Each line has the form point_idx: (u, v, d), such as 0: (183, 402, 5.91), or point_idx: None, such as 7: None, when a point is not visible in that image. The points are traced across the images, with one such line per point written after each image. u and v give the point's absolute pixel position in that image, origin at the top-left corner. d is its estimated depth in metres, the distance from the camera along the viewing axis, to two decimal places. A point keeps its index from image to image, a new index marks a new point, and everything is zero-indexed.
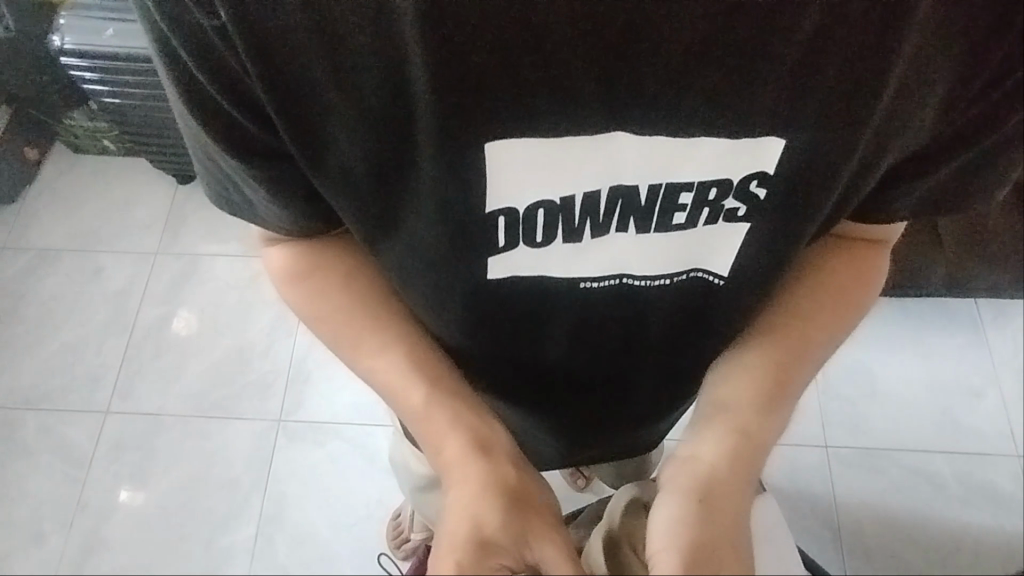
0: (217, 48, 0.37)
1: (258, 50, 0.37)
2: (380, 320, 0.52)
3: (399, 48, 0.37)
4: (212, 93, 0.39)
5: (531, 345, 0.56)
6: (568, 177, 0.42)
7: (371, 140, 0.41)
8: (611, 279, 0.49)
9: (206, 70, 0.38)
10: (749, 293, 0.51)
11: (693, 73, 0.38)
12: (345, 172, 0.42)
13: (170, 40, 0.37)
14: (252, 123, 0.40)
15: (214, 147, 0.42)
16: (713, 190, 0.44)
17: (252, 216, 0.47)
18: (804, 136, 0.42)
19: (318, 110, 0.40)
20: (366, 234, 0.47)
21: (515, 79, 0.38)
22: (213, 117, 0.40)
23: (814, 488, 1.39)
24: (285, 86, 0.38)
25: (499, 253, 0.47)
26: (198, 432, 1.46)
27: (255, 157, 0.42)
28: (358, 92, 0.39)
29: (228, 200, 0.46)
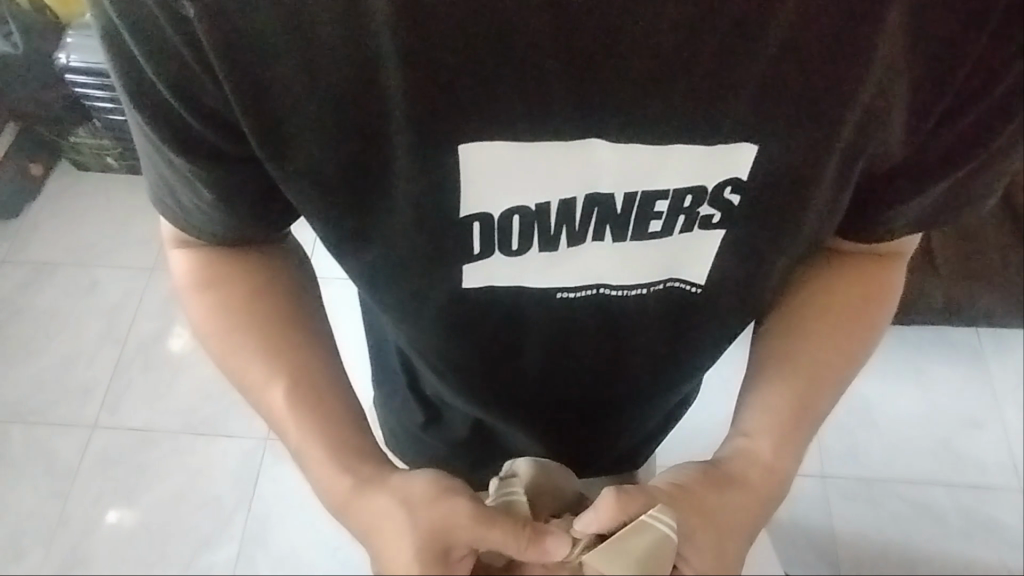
0: (177, 46, 0.36)
1: (224, 47, 0.36)
2: (274, 343, 0.50)
3: (372, 45, 0.37)
4: (163, 92, 0.38)
5: (509, 358, 0.55)
6: (541, 183, 0.42)
7: (343, 138, 0.40)
8: (588, 290, 0.49)
9: (159, 70, 0.37)
10: (729, 299, 0.50)
11: (668, 79, 0.38)
12: (311, 175, 0.41)
13: (123, 39, 0.37)
14: (208, 126, 0.39)
15: (163, 150, 0.41)
16: (688, 198, 0.43)
17: (201, 225, 0.46)
18: (779, 144, 0.41)
19: (288, 108, 0.39)
20: (338, 242, 0.45)
21: (490, 78, 0.38)
22: (168, 118, 0.39)
23: (811, 519, 1.36)
24: (248, 86, 0.38)
25: (472, 262, 0.46)
26: (184, 450, 1.44)
27: (211, 160, 0.41)
28: (325, 95, 0.38)
29: (175, 210, 0.45)
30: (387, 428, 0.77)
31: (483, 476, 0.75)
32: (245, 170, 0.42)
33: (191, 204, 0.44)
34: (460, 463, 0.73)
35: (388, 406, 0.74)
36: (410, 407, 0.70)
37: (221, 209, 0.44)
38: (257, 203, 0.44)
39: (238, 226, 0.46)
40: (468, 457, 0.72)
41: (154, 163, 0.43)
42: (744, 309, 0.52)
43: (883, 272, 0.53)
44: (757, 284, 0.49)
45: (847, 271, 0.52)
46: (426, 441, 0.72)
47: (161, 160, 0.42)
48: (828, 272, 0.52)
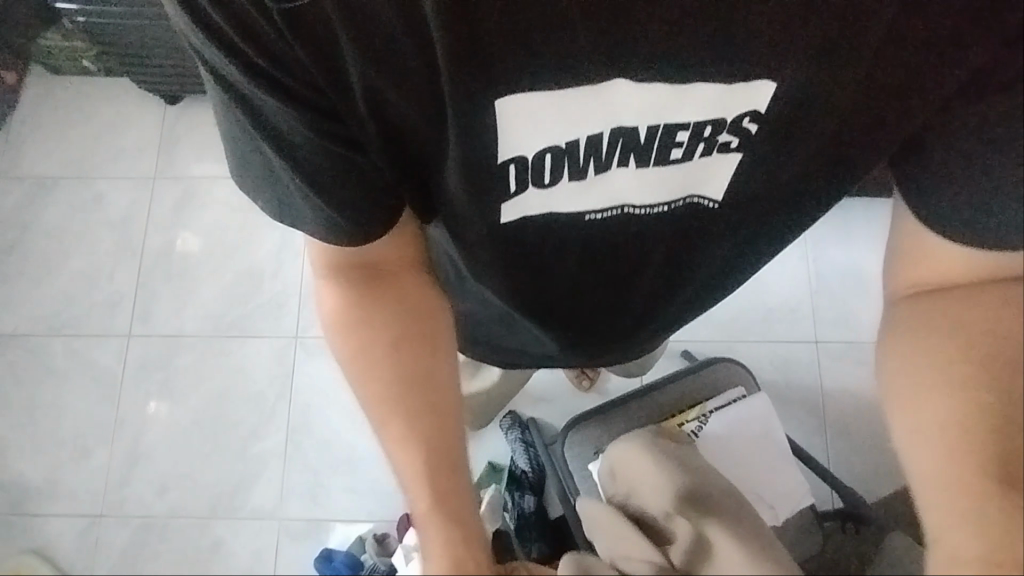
0: (256, 21, 0.39)
1: (294, 22, 0.39)
2: (406, 387, 0.51)
3: (417, 15, 0.39)
4: (257, 62, 0.40)
5: (538, 269, 0.60)
6: (572, 120, 0.45)
7: (399, 99, 0.43)
8: (613, 210, 0.53)
9: (248, 41, 0.39)
10: (742, 211, 0.54)
11: (699, 20, 0.40)
12: (379, 123, 0.45)
13: (211, 19, 0.39)
14: (299, 83, 0.42)
15: (269, 115, 0.43)
16: (708, 128, 0.46)
17: (322, 215, 0.47)
18: (793, 78, 0.44)
19: (351, 76, 0.42)
20: (400, 179, 0.50)
21: (521, 38, 0.40)
22: (268, 81, 0.41)
23: (803, 378, 1.54)
24: (319, 51, 0.41)
25: (510, 197, 0.50)
26: (217, 349, 1.43)
27: (313, 114, 0.43)
28: (383, 64, 0.41)
29: (294, 206, 0.48)
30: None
31: (513, 356, 0.85)
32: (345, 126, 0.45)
33: (308, 188, 0.46)
34: (493, 348, 0.84)
35: None
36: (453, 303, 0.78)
37: (329, 185, 0.46)
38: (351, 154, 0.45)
39: (359, 224, 0.48)
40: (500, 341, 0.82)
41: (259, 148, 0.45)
42: (761, 216, 0.55)
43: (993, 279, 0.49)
44: (771, 199, 0.53)
45: (957, 289, 0.49)
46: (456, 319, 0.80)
47: (271, 132, 0.44)
48: (921, 301, 0.51)
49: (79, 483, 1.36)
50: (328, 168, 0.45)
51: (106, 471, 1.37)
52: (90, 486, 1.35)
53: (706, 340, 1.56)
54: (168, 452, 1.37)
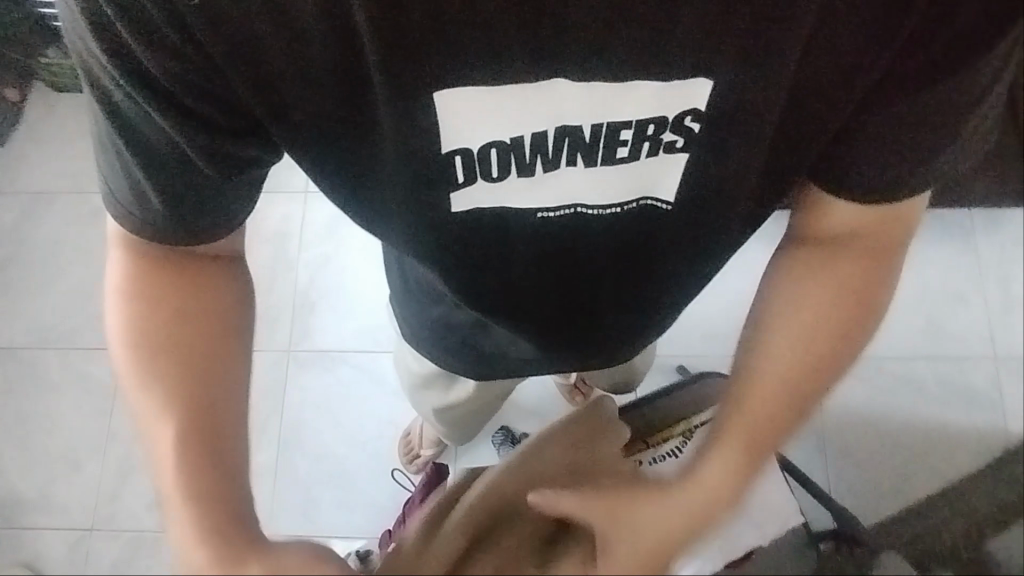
0: (168, 35, 0.39)
1: (212, 26, 0.39)
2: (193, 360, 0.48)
3: (340, 12, 0.39)
4: (155, 74, 0.40)
5: (498, 274, 0.59)
6: (516, 120, 0.44)
7: (332, 100, 0.43)
8: (565, 208, 0.52)
9: (148, 54, 0.39)
10: (693, 215, 0.53)
11: (627, 24, 0.39)
12: (311, 130, 0.45)
13: (115, 28, 0.39)
14: (201, 101, 0.42)
15: (136, 123, 0.42)
16: (651, 126, 0.46)
17: (143, 214, 0.47)
18: (721, 77, 0.43)
19: (279, 79, 0.42)
20: (347, 187, 0.50)
21: (451, 35, 0.39)
22: (152, 96, 0.41)
23: None
24: (240, 55, 0.40)
25: (457, 189, 0.49)
26: None
27: (201, 130, 0.43)
28: (309, 65, 0.41)
29: (114, 190, 0.47)
30: (411, 325, 0.85)
31: (488, 365, 0.84)
32: (224, 145, 0.44)
33: (144, 181, 0.45)
34: (469, 360, 0.84)
35: (405, 307, 0.83)
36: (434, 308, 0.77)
37: (171, 193, 0.46)
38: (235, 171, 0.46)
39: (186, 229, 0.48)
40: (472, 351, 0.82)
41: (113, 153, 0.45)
42: (711, 224, 0.54)
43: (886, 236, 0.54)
44: (726, 198, 0.52)
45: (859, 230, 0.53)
46: (426, 321, 0.81)
47: (142, 134, 0.43)
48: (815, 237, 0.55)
49: None
50: (178, 176, 0.45)
51: None
52: None
53: (701, 354, 1.55)
54: None
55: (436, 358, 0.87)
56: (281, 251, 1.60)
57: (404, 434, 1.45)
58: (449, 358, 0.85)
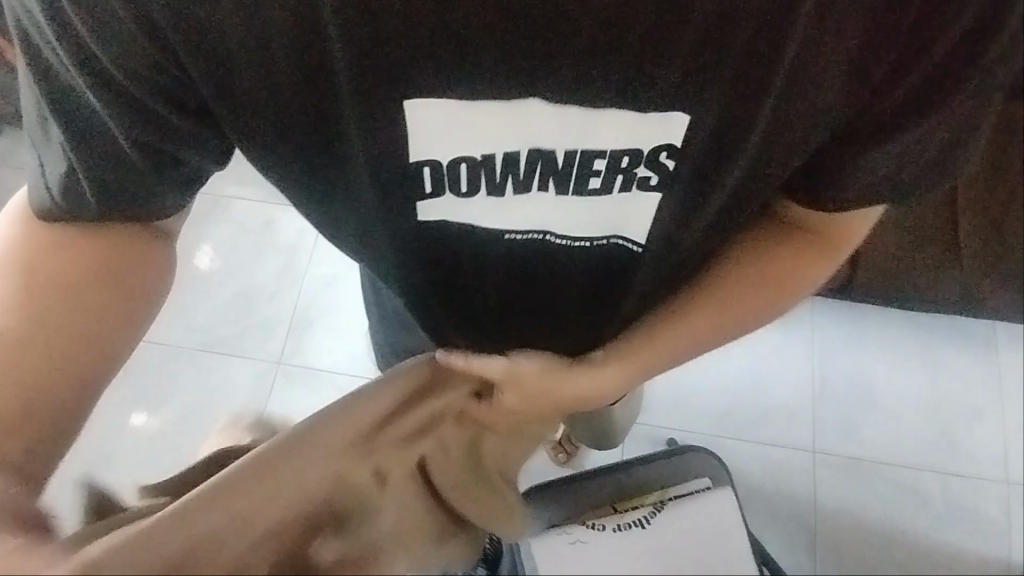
0: (127, 27, 0.36)
1: (179, 26, 0.37)
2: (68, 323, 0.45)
3: (315, 17, 0.36)
4: (105, 63, 0.38)
5: (461, 295, 0.56)
6: (487, 136, 0.40)
7: (302, 112, 0.41)
8: (534, 235, 0.48)
9: (103, 43, 0.37)
10: (664, 250, 0.51)
11: (610, 49, 0.36)
12: (283, 140, 0.42)
13: (70, 11, 0.36)
14: (151, 99, 0.39)
15: (79, 99, 0.40)
16: (626, 158, 0.42)
17: (65, 200, 0.44)
18: (712, 115, 0.40)
19: (246, 86, 0.39)
20: (306, 198, 0.48)
21: (426, 44, 0.36)
22: (101, 85, 0.38)
23: (796, 489, 1.43)
24: (208, 59, 0.38)
25: (423, 199, 0.45)
26: (198, 366, 1.51)
27: (142, 125, 0.40)
28: (280, 76, 0.39)
29: (39, 174, 0.44)
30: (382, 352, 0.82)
31: None
32: (158, 141, 0.41)
33: (73, 153, 0.42)
34: None
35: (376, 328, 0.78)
36: (399, 337, 0.73)
37: (98, 181, 0.42)
38: (167, 172, 0.43)
39: (117, 212, 0.44)
40: None
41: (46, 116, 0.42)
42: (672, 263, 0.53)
43: (812, 251, 0.52)
44: (695, 233, 0.50)
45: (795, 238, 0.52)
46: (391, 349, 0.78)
47: (79, 112, 0.40)
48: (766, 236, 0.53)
49: None
50: (109, 160, 0.42)
51: None
52: None
53: (694, 430, 1.47)
54: None
55: None
56: (290, 263, 1.60)
57: None
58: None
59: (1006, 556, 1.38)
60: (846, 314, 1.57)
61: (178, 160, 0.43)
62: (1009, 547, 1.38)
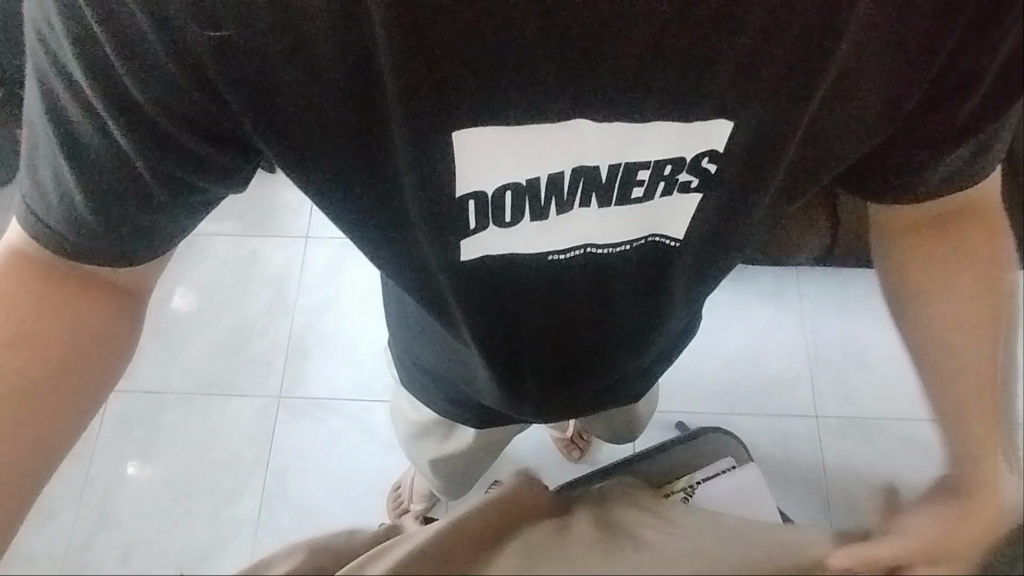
0: (165, 63, 0.37)
1: (222, 61, 0.38)
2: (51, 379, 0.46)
3: (369, 52, 0.38)
4: (139, 99, 0.38)
5: (500, 318, 0.57)
6: (534, 160, 0.43)
7: (344, 142, 0.42)
8: (577, 250, 0.51)
9: (138, 80, 0.38)
10: (699, 251, 0.52)
11: (655, 65, 0.39)
12: (323, 170, 0.43)
13: (104, 51, 0.37)
14: (184, 131, 0.40)
15: (99, 137, 0.40)
16: (668, 167, 0.45)
17: (74, 233, 0.43)
18: (749, 117, 0.42)
19: (292, 120, 0.41)
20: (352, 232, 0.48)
21: (481, 77, 0.39)
22: (133, 121, 0.39)
23: (806, 456, 1.47)
24: (249, 93, 0.39)
25: (469, 236, 0.48)
26: (199, 410, 1.48)
27: (173, 158, 0.41)
28: (324, 105, 0.40)
29: (35, 203, 0.43)
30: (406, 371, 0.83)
31: (485, 411, 0.82)
32: (181, 172, 0.41)
33: (82, 191, 0.41)
34: (468, 409, 0.82)
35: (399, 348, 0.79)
36: (424, 354, 0.74)
37: (100, 208, 0.42)
38: (190, 200, 0.44)
39: (130, 244, 0.44)
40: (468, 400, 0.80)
41: (52, 156, 0.41)
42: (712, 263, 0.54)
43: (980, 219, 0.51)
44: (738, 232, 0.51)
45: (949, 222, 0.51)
46: (420, 371, 0.79)
47: (93, 151, 0.40)
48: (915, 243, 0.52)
49: (44, 547, 1.37)
50: (129, 194, 0.41)
51: (72, 532, 1.38)
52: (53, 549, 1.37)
53: (703, 411, 1.50)
54: (138, 521, 1.39)
55: (439, 411, 0.84)
56: (280, 295, 1.58)
57: (393, 487, 1.39)
58: (454, 408, 0.83)
59: None
60: (833, 281, 1.62)
61: (199, 188, 0.43)
62: None
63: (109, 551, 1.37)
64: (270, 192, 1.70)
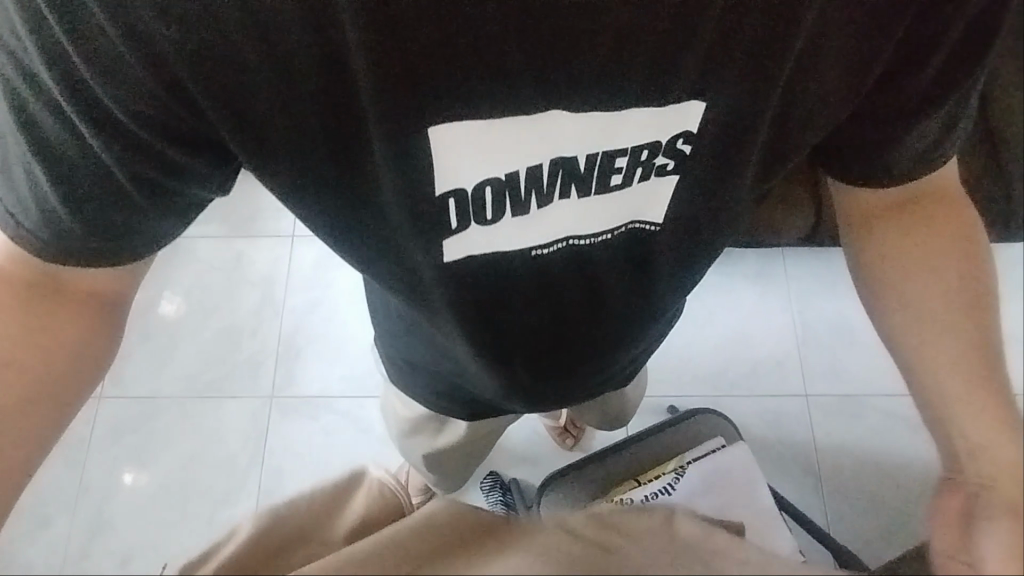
0: (136, 71, 0.37)
1: (193, 65, 0.37)
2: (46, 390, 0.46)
3: (342, 49, 0.38)
4: (111, 107, 0.38)
5: (485, 313, 0.58)
6: (512, 155, 0.43)
7: (320, 140, 0.41)
8: (558, 243, 0.51)
9: (109, 88, 0.37)
10: (681, 236, 0.53)
11: (625, 55, 0.39)
12: (299, 170, 0.43)
13: (72, 59, 0.36)
14: (159, 137, 0.40)
15: (73, 147, 0.39)
16: (644, 151, 0.45)
17: (53, 240, 0.43)
18: (721, 99, 0.43)
19: (265, 120, 0.40)
20: (331, 232, 0.48)
21: (454, 71, 0.39)
22: (107, 128, 0.38)
23: (796, 434, 1.49)
24: (222, 97, 0.39)
25: (451, 236, 0.48)
26: (190, 414, 1.47)
27: (147, 163, 0.40)
28: (298, 105, 0.40)
29: (10, 209, 0.43)
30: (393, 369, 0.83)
31: (476, 404, 0.83)
32: (158, 175, 0.41)
33: (59, 198, 0.41)
34: (458, 402, 0.82)
35: (385, 346, 0.80)
36: (412, 350, 0.75)
37: (79, 215, 0.42)
38: (168, 203, 0.44)
39: (109, 251, 0.44)
40: (457, 394, 0.81)
41: (26, 165, 0.41)
42: (696, 250, 0.54)
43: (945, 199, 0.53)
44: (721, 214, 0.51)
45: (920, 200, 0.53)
46: (409, 370, 0.80)
47: (68, 161, 0.40)
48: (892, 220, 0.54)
49: (38, 555, 1.37)
50: (106, 201, 0.41)
51: (67, 542, 1.38)
52: (49, 559, 1.36)
53: (694, 394, 1.51)
54: (133, 526, 1.39)
55: (430, 406, 0.85)
56: (267, 295, 1.58)
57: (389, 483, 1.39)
58: (445, 403, 0.84)
59: None
60: (818, 261, 1.63)
61: (177, 191, 0.43)
62: None
63: (105, 559, 1.36)
64: (254, 191, 1.68)
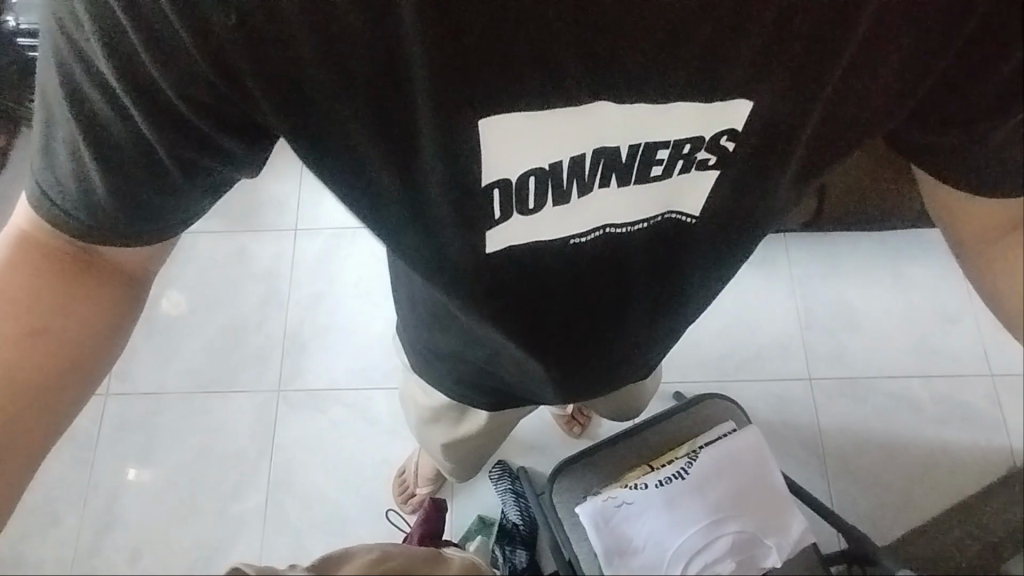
0: (191, 54, 0.37)
1: (250, 54, 0.37)
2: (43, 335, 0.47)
3: (397, 41, 0.37)
4: (162, 89, 0.38)
5: (519, 302, 0.58)
6: (557, 145, 0.44)
7: (369, 131, 0.42)
8: (595, 232, 0.51)
9: (163, 71, 0.37)
10: (713, 226, 0.53)
11: (677, 54, 0.39)
12: (347, 160, 0.43)
13: (128, 37, 0.36)
14: (204, 120, 0.40)
15: (118, 125, 0.39)
16: (688, 145, 0.45)
17: (87, 214, 0.43)
18: (768, 98, 0.43)
19: (317, 111, 0.40)
20: (372, 222, 0.49)
21: (506, 69, 0.39)
22: (154, 108, 0.38)
23: (801, 418, 1.51)
24: (276, 85, 0.39)
25: (493, 223, 0.48)
26: (197, 409, 1.48)
27: (189, 143, 0.40)
28: (349, 96, 0.40)
29: (46, 181, 0.43)
30: (413, 357, 0.84)
31: (497, 393, 0.84)
32: (196, 156, 0.41)
33: (97, 175, 0.41)
34: (478, 391, 0.83)
35: (407, 334, 0.80)
36: (434, 339, 0.75)
37: (115, 191, 0.42)
38: (203, 183, 0.44)
39: (140, 226, 0.45)
40: (475, 383, 0.82)
41: (66, 138, 0.41)
42: (733, 236, 0.55)
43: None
44: (753, 203, 0.52)
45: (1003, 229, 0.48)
46: (429, 358, 0.80)
47: (110, 139, 0.40)
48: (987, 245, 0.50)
49: (51, 550, 1.38)
50: (144, 178, 0.41)
51: (78, 538, 1.39)
52: (60, 555, 1.37)
53: (699, 380, 1.53)
54: (143, 521, 1.40)
55: (450, 394, 0.86)
56: (271, 289, 1.58)
57: (398, 473, 1.41)
58: (466, 392, 0.84)
59: (1000, 444, 1.47)
60: (819, 246, 1.64)
61: (212, 172, 0.43)
62: (1002, 435, 1.48)
63: (116, 554, 1.37)
64: (255, 185, 1.67)
